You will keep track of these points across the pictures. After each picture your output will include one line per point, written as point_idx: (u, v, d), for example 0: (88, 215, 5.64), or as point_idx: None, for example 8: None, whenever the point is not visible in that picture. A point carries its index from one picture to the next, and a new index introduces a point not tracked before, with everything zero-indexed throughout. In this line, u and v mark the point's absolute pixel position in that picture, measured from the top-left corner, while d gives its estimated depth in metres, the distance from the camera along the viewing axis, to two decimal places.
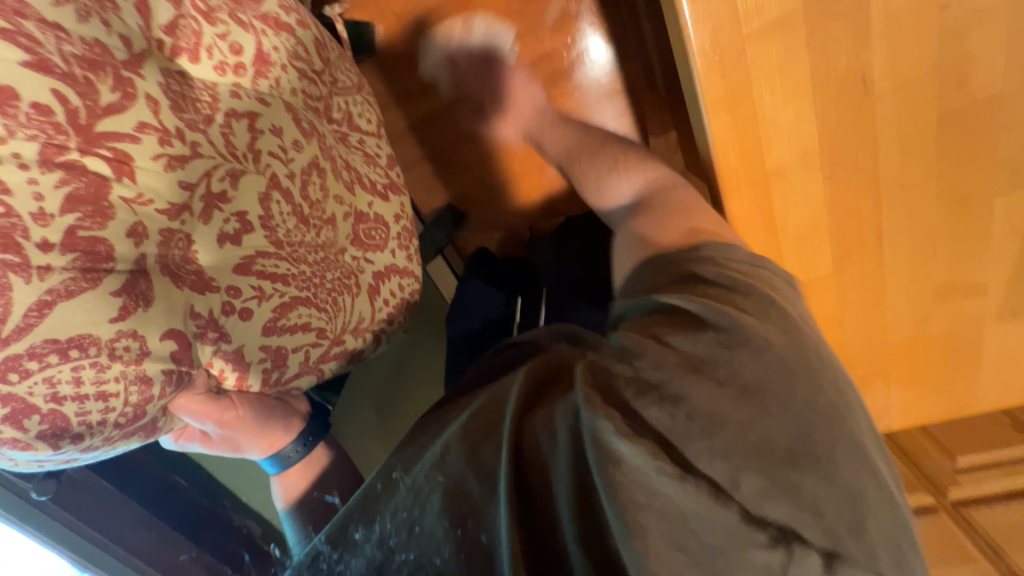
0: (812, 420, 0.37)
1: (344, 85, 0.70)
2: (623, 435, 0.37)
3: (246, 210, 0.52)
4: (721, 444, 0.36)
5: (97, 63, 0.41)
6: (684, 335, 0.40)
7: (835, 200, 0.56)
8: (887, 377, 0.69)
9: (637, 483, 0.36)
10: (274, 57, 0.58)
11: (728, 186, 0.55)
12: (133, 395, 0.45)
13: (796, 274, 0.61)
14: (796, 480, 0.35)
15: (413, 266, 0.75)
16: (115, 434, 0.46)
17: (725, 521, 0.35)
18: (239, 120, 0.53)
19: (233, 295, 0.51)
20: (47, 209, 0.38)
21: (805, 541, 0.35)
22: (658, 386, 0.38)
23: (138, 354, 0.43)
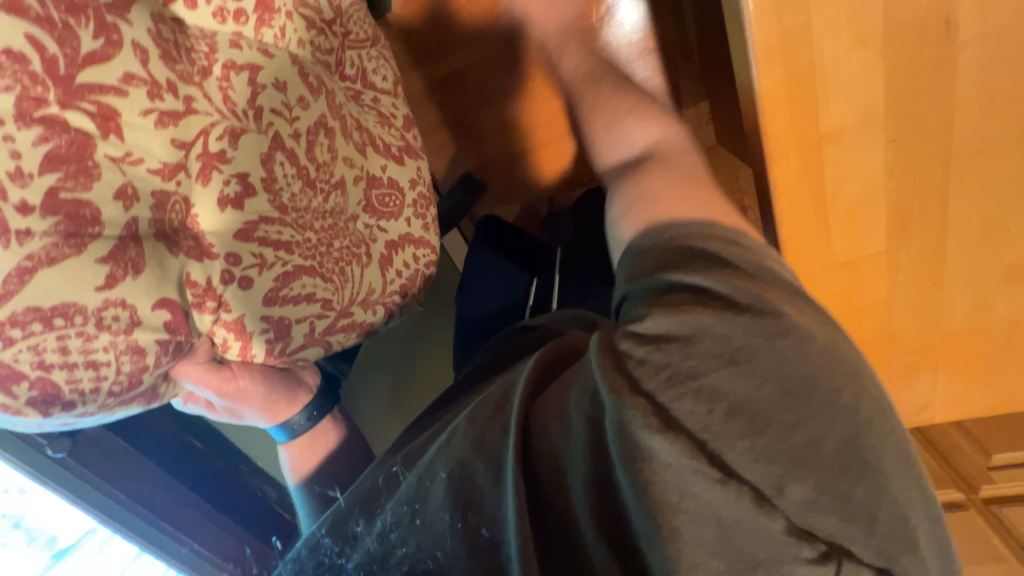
0: (864, 424, 0.33)
1: (357, 38, 0.66)
2: (655, 431, 0.33)
3: (248, 171, 0.49)
4: (763, 445, 0.33)
5: (76, 6, 0.37)
6: (718, 321, 0.36)
7: (897, 167, 0.50)
8: (935, 367, 0.64)
9: (671, 484, 0.33)
10: (278, 3, 0.54)
11: (774, 151, 0.49)
12: (127, 365, 0.42)
13: (843, 252, 0.55)
14: (847, 490, 0.32)
15: (430, 237, 0.70)
16: (111, 404, 0.43)
17: (769, 532, 0.32)
18: (238, 74, 0.49)
19: (233, 263, 0.47)
20: (25, 168, 0.35)
21: (853, 557, 0.32)
22: (690, 377, 0.35)
23: (128, 323, 0.41)
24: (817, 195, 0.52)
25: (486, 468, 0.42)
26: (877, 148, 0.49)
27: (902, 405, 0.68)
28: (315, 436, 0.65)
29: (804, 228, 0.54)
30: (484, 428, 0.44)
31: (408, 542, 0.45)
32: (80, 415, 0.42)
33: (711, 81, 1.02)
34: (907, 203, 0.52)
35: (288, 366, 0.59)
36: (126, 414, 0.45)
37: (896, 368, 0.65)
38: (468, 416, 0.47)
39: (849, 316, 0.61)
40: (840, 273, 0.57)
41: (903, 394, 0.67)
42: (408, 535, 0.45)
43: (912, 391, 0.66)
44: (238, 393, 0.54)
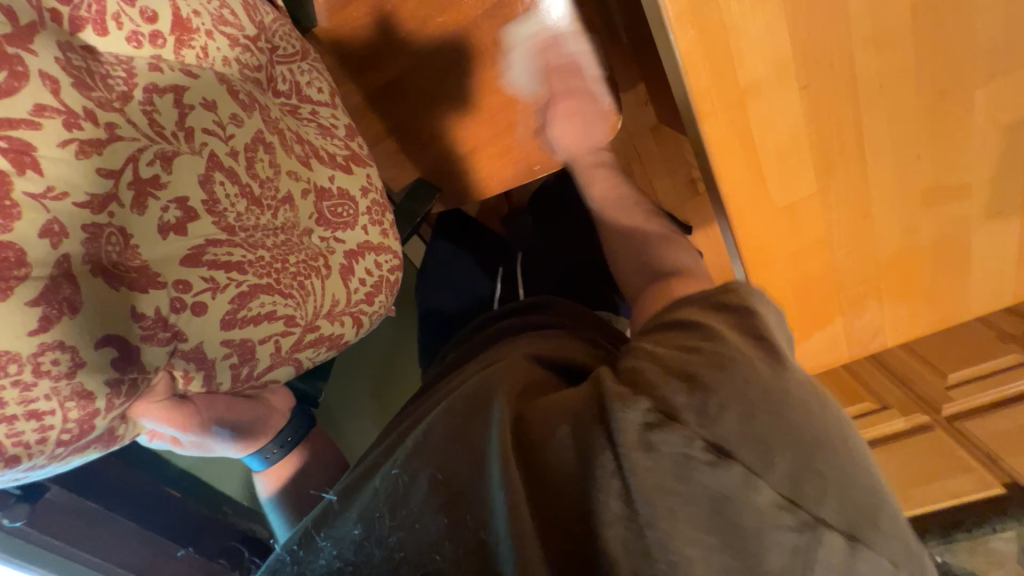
0: (828, 411, 0.38)
1: (286, 53, 0.64)
2: (655, 424, 0.37)
3: (186, 196, 0.47)
4: (754, 429, 0.36)
5: None
6: (704, 338, 0.44)
7: (818, 120, 0.54)
8: (878, 294, 0.69)
9: (666, 469, 0.36)
10: (196, 23, 0.53)
11: (702, 109, 0.52)
12: (74, 412, 0.40)
13: (781, 198, 0.59)
14: (820, 469, 0.35)
15: (392, 243, 0.67)
16: (63, 454, 0.40)
17: (760, 507, 0.35)
18: (162, 96, 0.48)
19: (183, 289, 0.46)
20: None
21: (828, 523, 0.35)
22: (685, 376, 0.40)
23: (69, 366, 0.39)
24: (750, 154, 0.56)
25: (461, 459, 0.43)
26: (796, 105, 0.53)
27: (855, 334, 0.73)
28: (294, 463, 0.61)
29: (745, 184, 0.57)
30: (467, 418, 0.46)
31: (405, 542, 0.41)
32: (31, 467, 0.39)
33: (642, 64, 1.06)
34: (832, 154, 0.56)
35: (255, 390, 0.56)
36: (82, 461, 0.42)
37: (843, 299, 0.69)
38: (446, 411, 0.47)
39: (797, 261, 0.65)
40: (782, 225, 0.61)
41: (854, 323, 0.72)
42: (404, 534, 0.41)
43: (862, 319, 0.72)
44: (203, 427, 0.51)
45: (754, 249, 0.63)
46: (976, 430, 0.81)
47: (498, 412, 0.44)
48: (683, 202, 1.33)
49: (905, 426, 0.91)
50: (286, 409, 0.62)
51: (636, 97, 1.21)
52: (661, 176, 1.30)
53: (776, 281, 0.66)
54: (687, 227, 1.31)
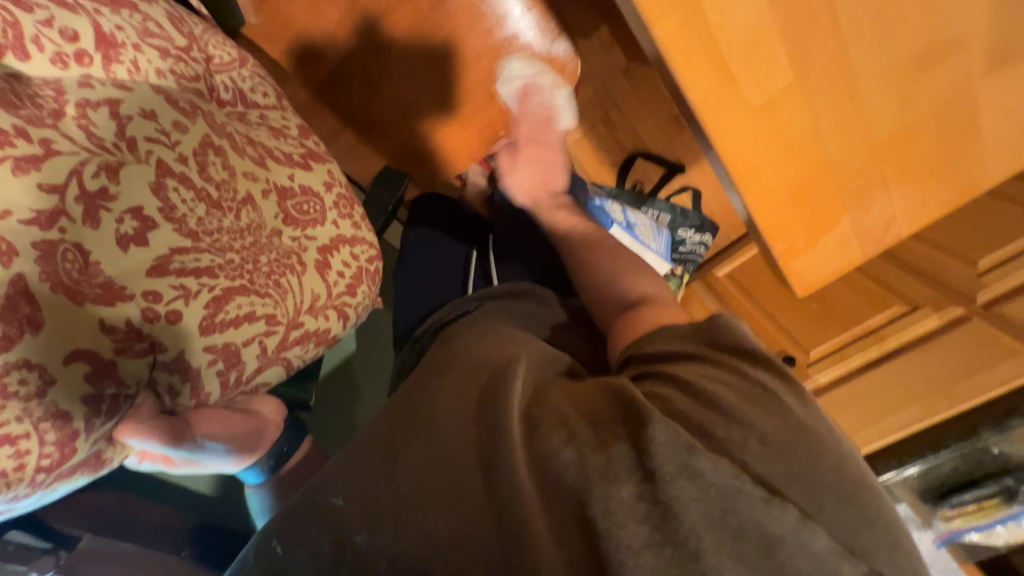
0: (857, 457, 0.38)
1: (223, 61, 0.60)
2: (700, 451, 0.35)
3: (140, 205, 0.44)
4: (798, 470, 0.35)
5: None
6: (726, 374, 0.40)
7: (787, 10, 0.50)
8: (884, 181, 0.64)
9: (716, 502, 0.34)
10: (120, 37, 0.48)
11: (651, 16, 0.48)
12: (51, 435, 0.38)
13: (758, 97, 0.55)
14: (865, 514, 0.35)
15: (366, 234, 0.65)
16: (47, 481, 0.38)
17: (810, 547, 0.34)
18: (97, 110, 0.44)
19: (154, 300, 0.44)
20: None
21: (883, 575, 0.34)
22: (721, 409, 0.38)
23: (38, 386, 0.37)
24: (721, 62, 0.52)
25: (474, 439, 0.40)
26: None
27: (867, 231, 0.68)
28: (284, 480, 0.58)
29: (721, 92, 0.53)
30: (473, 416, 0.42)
31: (405, 542, 0.36)
32: (12, 500, 0.37)
33: None
34: (811, 47, 0.53)
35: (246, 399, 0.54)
36: (69, 486, 0.40)
37: (845, 197, 0.64)
38: (438, 413, 0.43)
39: (791, 164, 0.60)
40: (765, 135, 0.57)
41: (864, 219, 0.67)
42: (403, 533, 0.36)
43: (871, 212, 0.66)
44: (200, 442, 0.48)
45: (740, 161, 0.58)
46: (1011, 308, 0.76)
47: (508, 437, 0.38)
48: (670, 142, 1.27)
49: (940, 322, 0.86)
50: (280, 419, 0.59)
51: (601, 41, 1.16)
52: (642, 118, 1.25)
53: (769, 190, 0.61)
54: (680, 165, 1.25)
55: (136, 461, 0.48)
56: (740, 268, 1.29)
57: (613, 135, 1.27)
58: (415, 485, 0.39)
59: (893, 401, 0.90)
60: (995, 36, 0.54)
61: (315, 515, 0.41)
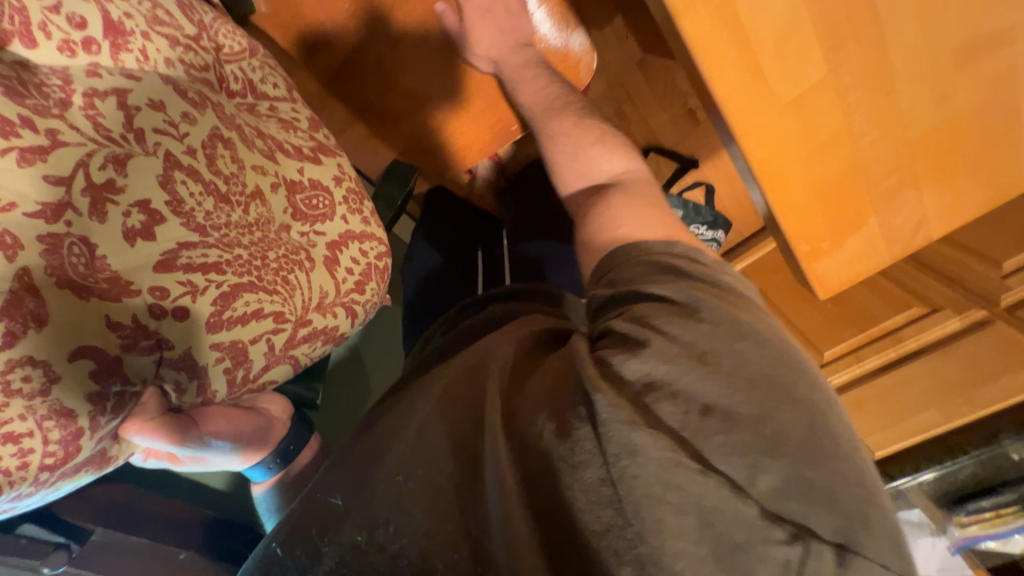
0: (824, 411, 0.34)
1: (232, 51, 0.58)
2: (638, 425, 0.34)
3: (148, 198, 0.43)
4: (737, 439, 0.33)
5: None
6: (688, 321, 0.38)
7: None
8: (915, 180, 0.61)
9: (651, 475, 0.32)
10: (129, 25, 0.47)
11: (677, 6, 0.46)
12: (55, 433, 0.37)
13: (786, 91, 0.52)
14: (812, 476, 0.32)
15: (376, 229, 0.63)
16: (51, 480, 0.38)
17: (755, 524, 0.32)
18: (105, 99, 0.43)
19: (160, 296, 0.43)
20: None
21: (817, 535, 0.32)
22: (666, 376, 0.36)
23: (43, 383, 0.36)
24: (748, 51, 0.49)
25: (469, 427, 0.39)
26: None
27: (895, 232, 0.65)
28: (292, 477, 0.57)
29: (747, 84, 0.51)
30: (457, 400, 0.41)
31: (402, 541, 0.35)
32: (15, 498, 0.36)
33: None
34: (846, 36, 0.50)
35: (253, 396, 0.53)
36: (72, 484, 0.40)
37: (874, 194, 0.61)
38: (436, 409, 0.41)
39: (817, 161, 0.57)
40: (790, 131, 0.55)
41: (893, 219, 0.64)
42: (401, 531, 0.35)
43: (901, 213, 0.63)
44: (204, 438, 0.48)
45: (764, 159, 0.56)
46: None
47: (491, 436, 0.37)
48: (683, 136, 1.24)
49: (961, 326, 0.84)
50: (286, 416, 0.59)
51: (615, 32, 1.12)
52: (656, 112, 1.22)
53: (792, 190, 0.59)
54: (694, 161, 1.22)
55: (143, 459, 0.47)
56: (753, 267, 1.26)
57: (625, 129, 1.23)
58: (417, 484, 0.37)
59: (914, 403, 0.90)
60: None
61: (314, 518, 0.40)
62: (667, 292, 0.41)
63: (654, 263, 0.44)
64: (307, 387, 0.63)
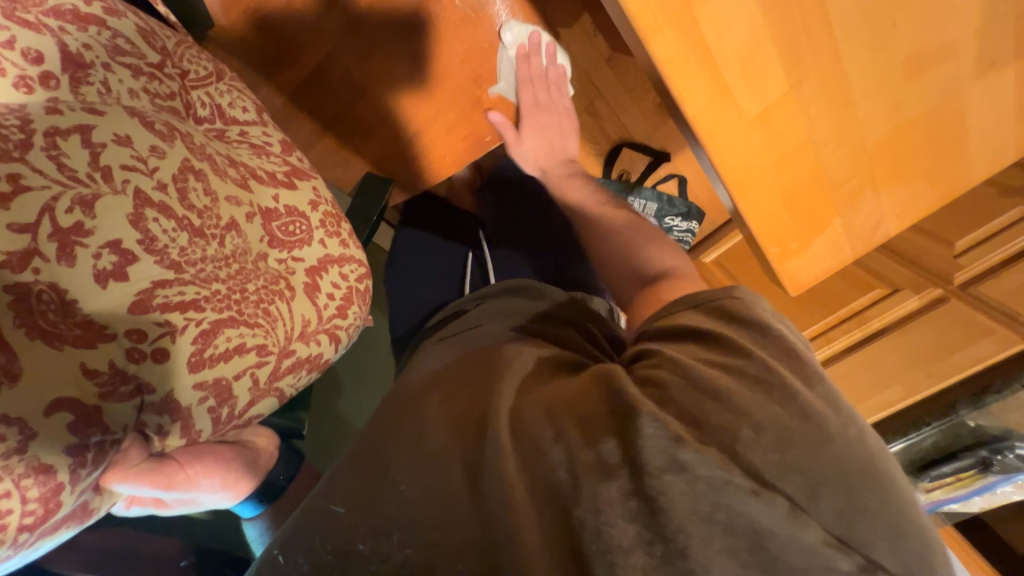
0: (867, 433, 0.36)
1: (198, 76, 0.57)
2: (686, 443, 0.34)
3: (119, 238, 0.42)
4: (793, 460, 0.34)
5: None
6: (746, 364, 0.39)
7: (780, 17, 0.49)
8: (874, 184, 0.64)
9: (701, 494, 0.33)
10: (89, 57, 0.46)
11: (646, 30, 0.47)
12: (33, 491, 0.35)
13: (753, 106, 0.54)
14: (866, 501, 0.33)
15: (356, 251, 0.63)
16: (30, 541, 0.35)
17: (806, 545, 0.32)
18: (68, 138, 0.42)
19: (137, 339, 0.42)
20: None
21: (885, 569, 0.31)
22: (715, 394, 0.37)
23: (20, 440, 0.34)
24: (714, 70, 0.51)
25: (474, 430, 0.40)
26: (751, 8, 0.49)
27: (858, 231, 0.68)
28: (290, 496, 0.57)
29: (714, 103, 0.53)
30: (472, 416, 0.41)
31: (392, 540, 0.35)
32: None
33: None
34: (807, 56, 0.52)
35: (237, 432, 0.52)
36: (52, 543, 0.37)
37: (835, 199, 0.64)
38: (440, 407, 0.43)
39: (784, 171, 0.60)
40: (758, 146, 0.57)
41: (855, 220, 0.67)
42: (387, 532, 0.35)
43: (861, 215, 0.66)
44: (194, 479, 0.46)
45: (736, 171, 0.58)
46: (991, 291, 0.80)
47: (497, 444, 0.37)
48: (654, 129, 1.26)
49: (920, 303, 0.91)
50: (274, 447, 0.57)
51: (582, 30, 1.13)
52: (628, 107, 1.23)
53: (763, 199, 0.61)
54: (666, 154, 1.24)
55: (126, 507, 0.46)
56: (726, 252, 1.31)
57: (597, 124, 1.24)
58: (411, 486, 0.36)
59: (877, 381, 0.95)
60: (982, 36, 0.54)
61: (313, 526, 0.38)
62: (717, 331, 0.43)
63: (710, 308, 0.47)
64: (288, 418, 0.62)
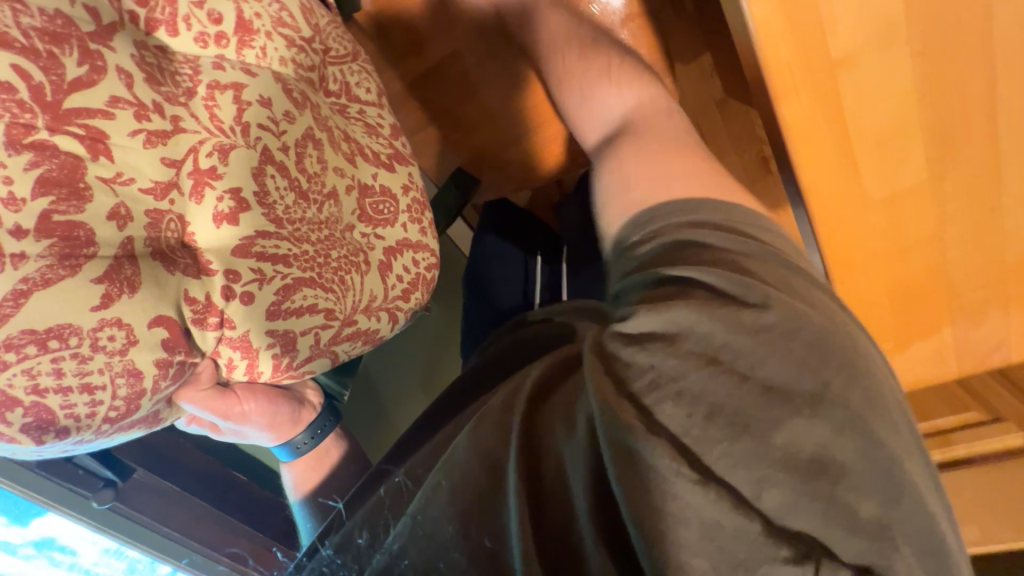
0: (858, 419, 0.32)
1: (338, 54, 0.62)
2: (637, 431, 0.32)
3: (240, 186, 0.47)
4: (744, 446, 0.31)
5: (60, 36, 0.36)
6: (736, 335, 0.34)
7: (931, 85, 0.43)
8: (1004, 303, 0.56)
9: (650, 485, 0.31)
10: (256, 24, 0.51)
11: (778, 91, 0.44)
12: (123, 390, 0.38)
13: (877, 190, 0.49)
14: (828, 489, 0.31)
15: (430, 241, 0.66)
16: (109, 432, 0.39)
17: (751, 539, 0.30)
18: (223, 92, 0.47)
19: (232, 279, 0.46)
20: (18, 193, 0.33)
21: (835, 558, 0.31)
22: (671, 375, 0.34)
23: (125, 342, 0.38)
24: (840, 144, 0.47)
25: (492, 421, 0.41)
26: (901, 73, 0.43)
27: (969, 348, 0.61)
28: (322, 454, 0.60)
29: (834, 178, 0.49)
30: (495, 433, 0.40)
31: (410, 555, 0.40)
32: (76, 443, 0.38)
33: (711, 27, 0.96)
34: (952, 135, 0.46)
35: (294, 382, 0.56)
36: (125, 439, 0.41)
37: (952, 310, 0.58)
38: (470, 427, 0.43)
39: (894, 265, 0.54)
40: (867, 235, 0.52)
41: (967, 335, 0.60)
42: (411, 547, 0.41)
43: (980, 331, 0.59)
44: (246, 415, 0.51)
45: (837, 251, 0.54)
46: None
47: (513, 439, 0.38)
48: (753, 183, 1.19)
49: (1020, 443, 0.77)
50: (319, 402, 0.61)
51: (701, 68, 1.09)
52: (728, 153, 1.17)
53: (862, 289, 0.57)
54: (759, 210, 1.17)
55: (188, 424, 0.51)
56: None
57: None
58: (443, 483, 0.41)
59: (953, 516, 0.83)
60: None
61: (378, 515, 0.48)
62: (701, 277, 0.37)
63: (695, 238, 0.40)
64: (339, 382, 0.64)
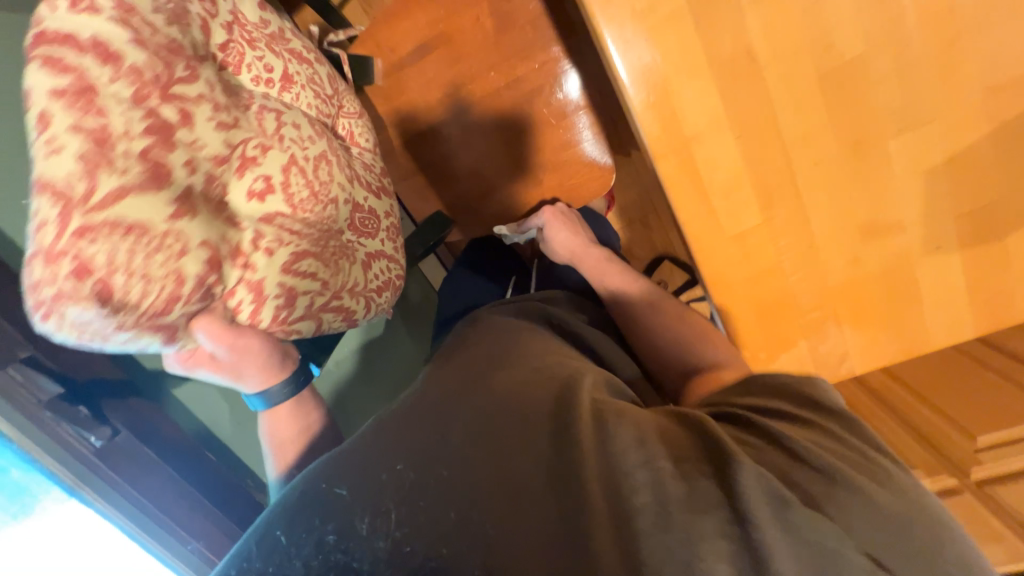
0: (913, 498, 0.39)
1: (350, 111, 0.81)
2: (786, 502, 0.37)
3: (271, 174, 0.61)
4: (846, 507, 0.38)
5: (169, 55, 0.52)
6: (823, 457, 0.40)
7: (756, 158, 0.65)
8: (837, 319, 0.74)
9: (776, 539, 0.35)
10: (296, 78, 0.70)
11: (656, 151, 0.65)
12: (165, 291, 0.50)
13: (733, 227, 0.69)
14: (907, 546, 0.36)
15: (400, 255, 0.82)
16: (141, 325, 0.50)
17: None
18: (269, 113, 0.63)
19: (259, 235, 0.60)
20: (132, 130, 0.48)
21: None
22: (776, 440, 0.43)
23: (179, 250, 0.51)
24: (705, 190, 0.67)
25: (530, 425, 0.45)
26: (733, 145, 0.64)
27: (822, 360, 0.76)
28: (298, 405, 0.65)
29: (705, 213, 0.68)
30: (530, 431, 0.44)
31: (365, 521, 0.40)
32: (117, 327, 0.48)
33: None
34: (776, 190, 0.66)
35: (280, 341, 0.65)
36: (148, 341, 0.52)
37: (803, 328, 0.75)
38: (482, 416, 0.46)
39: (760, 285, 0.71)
40: (733, 262, 0.70)
41: (819, 349, 0.76)
42: (371, 513, 0.40)
43: (826, 344, 0.75)
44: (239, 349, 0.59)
45: (714, 271, 0.71)
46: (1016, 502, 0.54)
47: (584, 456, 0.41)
48: None
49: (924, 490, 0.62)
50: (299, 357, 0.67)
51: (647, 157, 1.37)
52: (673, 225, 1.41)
53: (738, 303, 0.73)
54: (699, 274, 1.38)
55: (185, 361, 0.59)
56: None
57: (645, 235, 1.45)
58: (443, 473, 0.41)
59: None
60: (930, 227, 0.66)
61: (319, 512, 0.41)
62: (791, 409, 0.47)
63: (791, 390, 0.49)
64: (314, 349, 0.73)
